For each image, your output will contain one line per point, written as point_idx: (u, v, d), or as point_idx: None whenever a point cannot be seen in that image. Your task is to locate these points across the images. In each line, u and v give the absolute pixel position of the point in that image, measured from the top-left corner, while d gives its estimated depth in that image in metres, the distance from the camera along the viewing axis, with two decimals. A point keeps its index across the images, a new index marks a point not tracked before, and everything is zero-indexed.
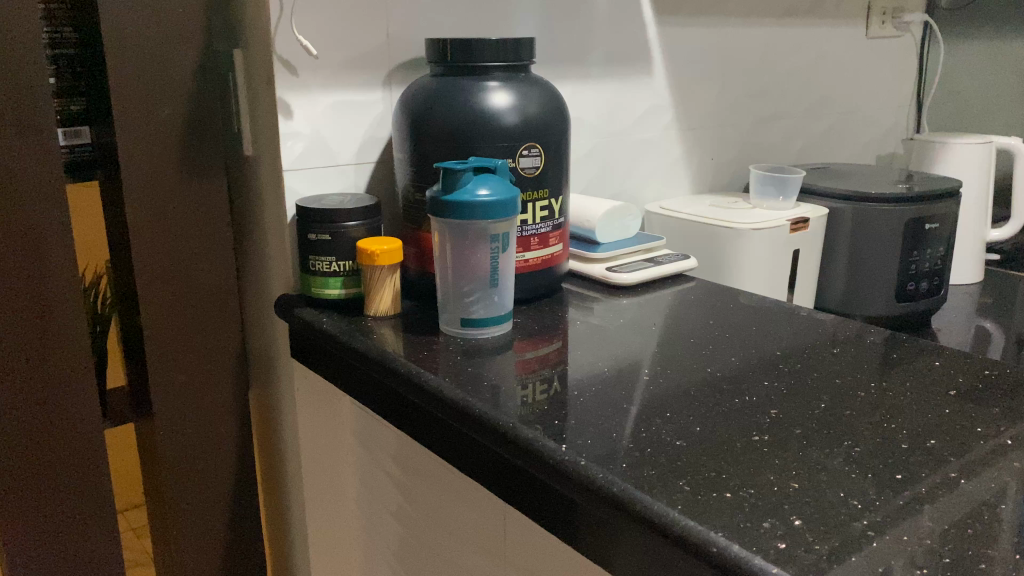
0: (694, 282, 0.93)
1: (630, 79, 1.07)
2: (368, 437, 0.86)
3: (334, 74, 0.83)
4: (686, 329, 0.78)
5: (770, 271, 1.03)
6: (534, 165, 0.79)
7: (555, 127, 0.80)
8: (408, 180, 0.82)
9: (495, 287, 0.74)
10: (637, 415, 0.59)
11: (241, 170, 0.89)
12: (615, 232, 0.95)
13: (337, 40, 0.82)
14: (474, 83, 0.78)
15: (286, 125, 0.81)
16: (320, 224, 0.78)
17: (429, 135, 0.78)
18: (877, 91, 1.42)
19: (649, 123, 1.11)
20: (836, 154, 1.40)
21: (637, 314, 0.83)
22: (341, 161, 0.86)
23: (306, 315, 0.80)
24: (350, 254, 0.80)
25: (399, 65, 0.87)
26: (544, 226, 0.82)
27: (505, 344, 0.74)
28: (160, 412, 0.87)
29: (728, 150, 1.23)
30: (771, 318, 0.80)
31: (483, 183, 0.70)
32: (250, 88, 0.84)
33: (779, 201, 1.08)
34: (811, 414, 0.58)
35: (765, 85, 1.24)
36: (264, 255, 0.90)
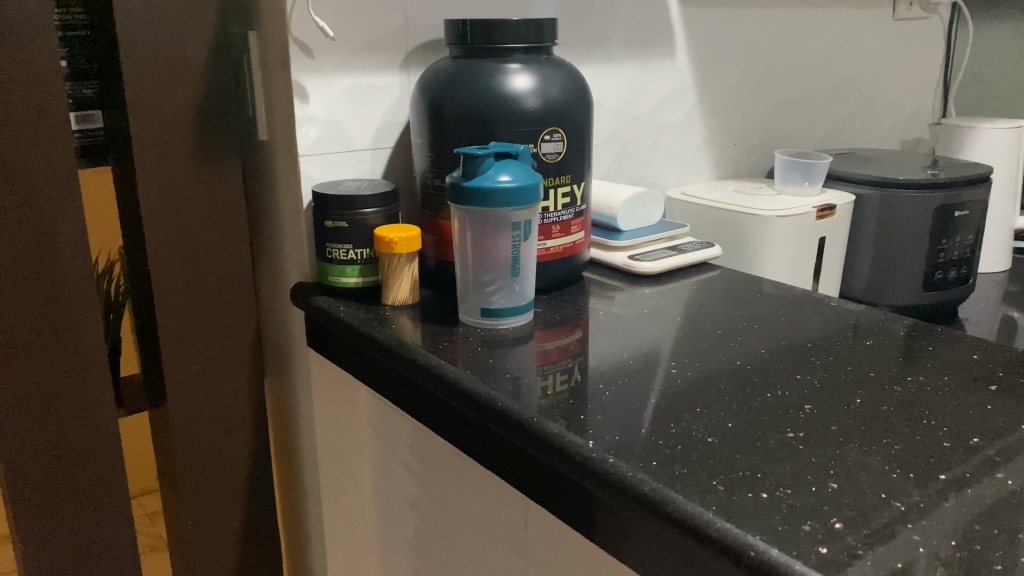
0: (718, 270, 0.90)
1: (652, 63, 1.04)
2: (386, 427, 0.84)
3: (352, 56, 0.81)
4: (711, 319, 0.76)
5: (794, 259, 1.01)
6: (556, 150, 0.77)
7: (577, 110, 0.78)
8: (426, 166, 0.80)
9: (517, 276, 0.72)
10: (667, 409, 0.57)
11: (256, 156, 0.87)
12: (637, 219, 0.93)
13: (354, 20, 0.80)
14: (494, 65, 0.76)
15: (301, 109, 0.79)
16: (337, 211, 0.77)
17: (448, 120, 0.76)
18: (904, 74, 1.38)
19: (670, 107, 1.09)
20: (860, 139, 1.36)
21: (660, 303, 0.81)
22: (357, 146, 0.84)
23: (323, 304, 0.78)
24: (367, 242, 0.78)
25: (417, 47, 0.85)
26: (566, 214, 0.80)
27: (525, 334, 0.72)
28: (173, 401, 0.85)
29: (751, 134, 1.20)
30: (798, 307, 0.78)
31: (504, 169, 0.68)
32: (265, 71, 0.82)
33: (805, 188, 1.05)
34: (846, 410, 0.56)
35: (789, 68, 1.21)
36: (279, 241, 0.88)
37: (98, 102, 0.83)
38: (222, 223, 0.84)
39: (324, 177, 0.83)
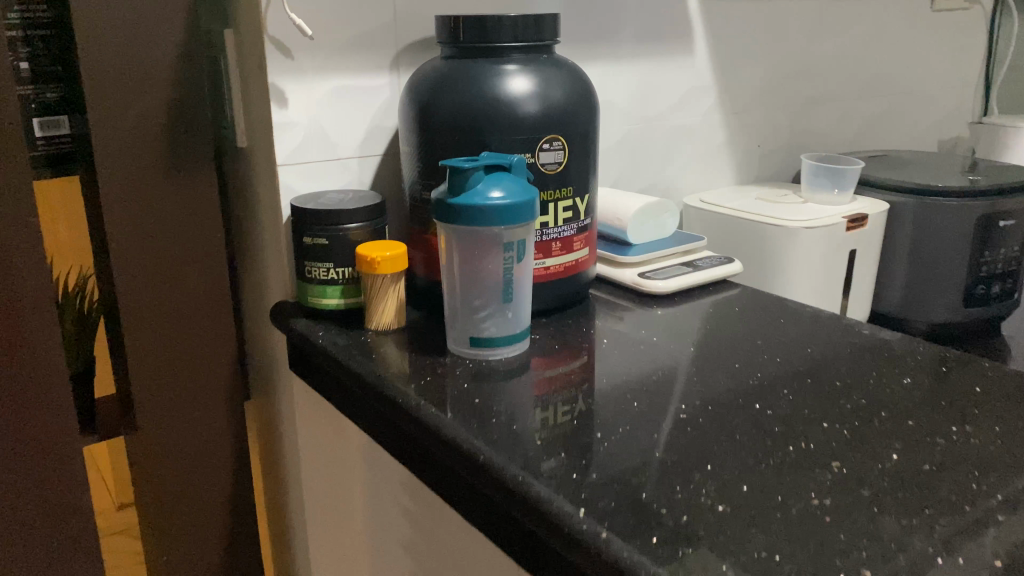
0: (738, 288, 0.82)
1: (668, 60, 0.97)
2: (377, 475, 0.75)
3: (335, 56, 0.74)
4: (727, 347, 0.68)
5: (822, 273, 0.93)
6: (556, 160, 0.70)
7: (581, 115, 0.71)
8: (415, 176, 0.73)
9: (510, 302, 0.65)
10: (672, 465, 0.49)
11: (236, 165, 0.81)
12: (650, 231, 0.85)
13: (337, 17, 0.73)
14: (488, 66, 0.68)
15: (279, 114, 0.72)
16: (316, 227, 0.70)
17: (437, 126, 0.69)
18: (943, 69, 1.29)
19: (688, 108, 1.01)
20: (894, 139, 1.27)
21: (672, 327, 0.73)
22: (341, 153, 0.77)
23: (301, 328, 0.72)
24: (350, 261, 0.71)
25: (407, 46, 0.78)
26: (567, 229, 0.72)
27: (519, 366, 0.65)
28: (144, 428, 0.80)
29: (776, 136, 1.12)
30: (827, 332, 0.70)
31: (495, 184, 0.61)
32: (242, 72, 0.75)
33: (835, 195, 0.97)
34: (881, 471, 0.48)
35: (818, 64, 1.12)
36: (260, 257, 0.81)
37: (64, 107, 0.76)
38: (197, 239, 0.78)
39: (305, 188, 0.76)
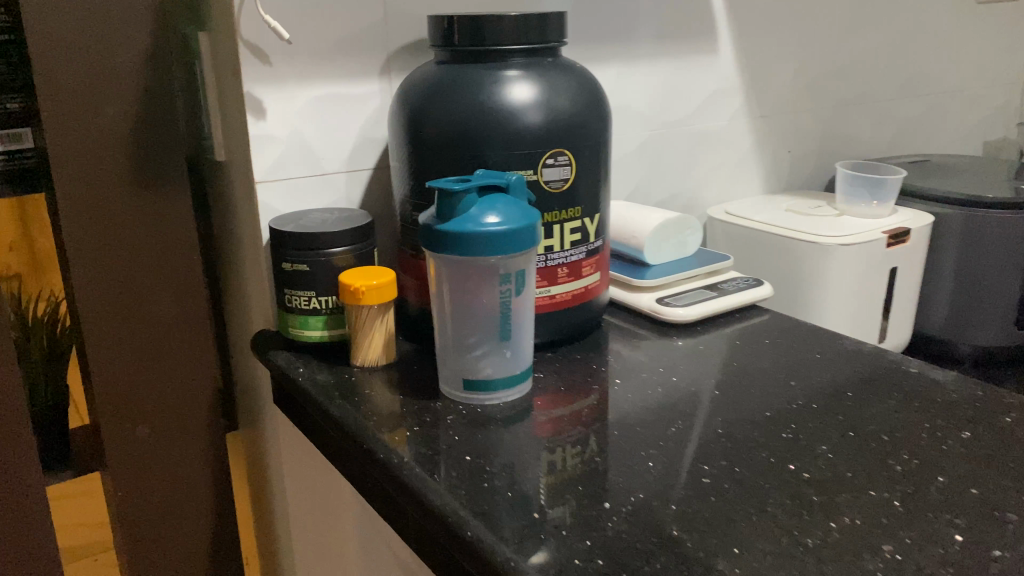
0: (767, 315, 0.74)
1: (689, 60, 0.88)
2: (368, 537, 0.68)
3: (318, 61, 0.67)
4: (755, 385, 0.60)
5: (860, 294, 0.84)
6: (562, 177, 0.62)
7: (590, 127, 0.63)
8: (406, 194, 0.65)
9: (508, 340, 0.57)
10: (692, 547, 0.42)
11: (213, 181, 0.75)
12: (669, 250, 0.77)
13: (319, 17, 0.66)
14: (485, 72, 0.61)
15: (256, 126, 0.65)
16: (296, 252, 0.63)
17: (428, 139, 0.62)
18: (988, 66, 1.19)
19: (711, 111, 0.93)
20: (935, 141, 1.18)
21: (693, 360, 0.65)
22: (326, 169, 0.70)
23: (281, 363, 0.65)
24: (333, 289, 0.64)
25: (399, 49, 0.71)
26: (575, 253, 0.64)
27: (518, 412, 0.57)
28: (114, 466, 0.75)
29: (809, 140, 1.03)
30: (870, 369, 0.61)
31: (490, 208, 0.54)
32: (216, 79, 0.68)
33: (874, 207, 0.88)
34: (941, 557, 0.40)
35: (853, 62, 1.03)
36: (240, 281, 0.75)
37: (26, 117, 0.70)
38: (170, 264, 0.73)
39: (286, 206, 0.69)
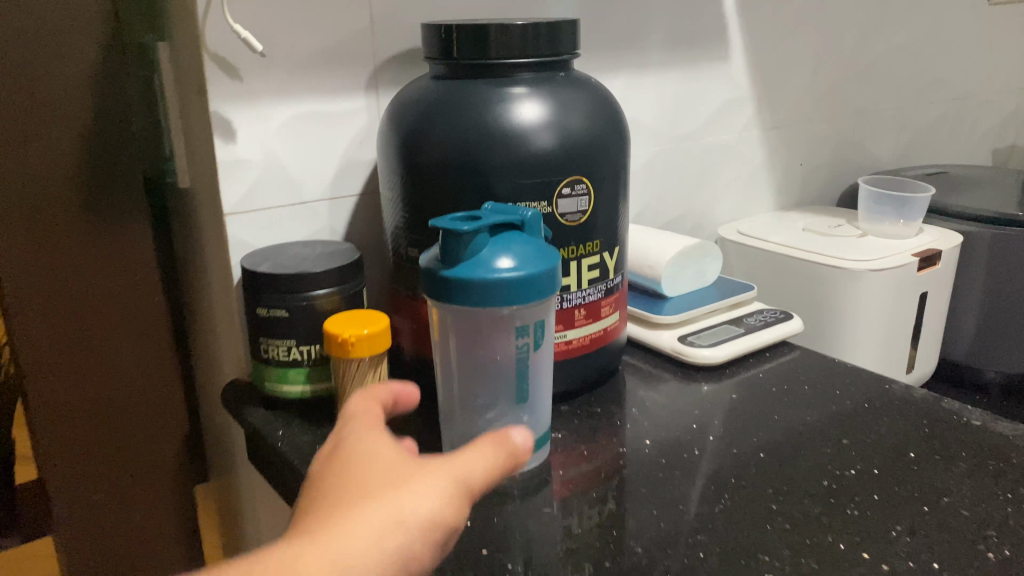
0: (798, 352, 0.67)
1: (700, 68, 0.81)
2: None
3: (296, 75, 0.59)
4: (802, 442, 0.53)
5: (890, 322, 0.78)
6: (579, 208, 0.54)
7: (608, 150, 0.55)
8: (400, 227, 0.57)
9: (524, 403, 0.49)
10: None
11: (178, 208, 0.66)
12: (687, 280, 0.70)
13: (297, 24, 0.58)
14: (489, 88, 0.53)
15: (225, 151, 0.57)
16: (272, 296, 0.55)
17: (424, 166, 0.54)
18: (999, 71, 1.14)
19: (722, 123, 0.86)
20: (947, 150, 1.12)
21: (725, 410, 0.58)
22: (306, 196, 0.62)
23: (257, 423, 0.57)
24: (316, 337, 0.56)
25: (387, 60, 0.63)
26: (593, 292, 0.57)
27: (535, 483, 0.50)
28: (64, 526, 0.67)
29: (821, 152, 0.97)
30: (927, 422, 0.55)
31: (503, 249, 0.46)
32: (178, 94, 0.59)
33: (900, 226, 0.81)
34: None
35: (866, 69, 0.97)
36: (209, 322, 0.66)
37: None
38: (121, 307, 0.64)
39: (261, 239, 0.60)
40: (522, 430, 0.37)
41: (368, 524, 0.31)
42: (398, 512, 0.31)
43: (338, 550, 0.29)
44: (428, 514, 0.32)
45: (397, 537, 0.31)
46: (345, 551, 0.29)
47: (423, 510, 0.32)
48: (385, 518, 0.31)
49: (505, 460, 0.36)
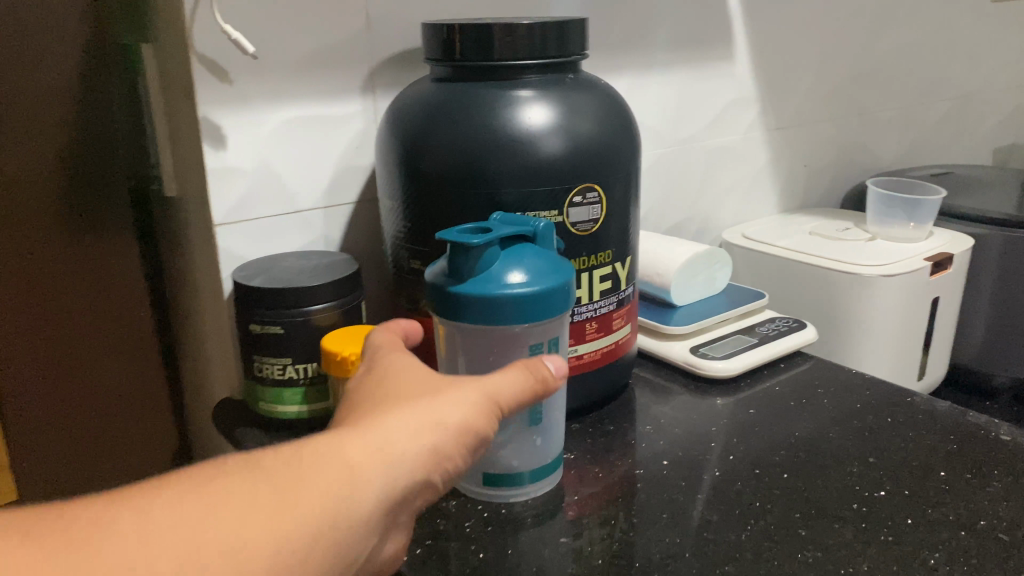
0: (812, 363, 0.65)
1: (704, 68, 0.79)
2: None
3: (289, 78, 0.56)
4: (826, 460, 0.50)
5: (901, 329, 0.76)
6: (590, 217, 0.52)
7: (620, 156, 0.53)
8: (401, 237, 0.54)
9: (538, 424, 0.46)
10: None
11: (165, 218, 0.63)
12: (697, 287, 0.68)
13: (290, 25, 0.55)
14: (494, 91, 0.50)
15: (215, 158, 0.54)
16: (266, 313, 0.52)
17: (427, 173, 0.51)
18: (1001, 69, 1.12)
19: (726, 124, 0.83)
20: (950, 150, 1.10)
21: (743, 426, 0.56)
22: (300, 205, 0.59)
23: (252, 445, 0.54)
24: (313, 355, 0.53)
25: (385, 62, 0.60)
26: (605, 304, 0.54)
27: (548, 509, 0.47)
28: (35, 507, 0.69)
29: (825, 153, 0.95)
30: (955, 438, 0.52)
31: (515, 262, 0.43)
32: (165, 98, 0.56)
33: (910, 229, 0.79)
34: None
35: (870, 68, 0.95)
36: (199, 338, 0.63)
37: None
38: (107, 310, 0.63)
39: (254, 251, 0.57)
40: (554, 358, 0.41)
41: (408, 422, 0.34)
42: (434, 412, 0.35)
43: (383, 439, 0.33)
44: (462, 419, 0.35)
45: (434, 433, 0.34)
46: (389, 441, 0.33)
47: (458, 413, 0.35)
48: (424, 417, 0.34)
49: (532, 386, 0.39)
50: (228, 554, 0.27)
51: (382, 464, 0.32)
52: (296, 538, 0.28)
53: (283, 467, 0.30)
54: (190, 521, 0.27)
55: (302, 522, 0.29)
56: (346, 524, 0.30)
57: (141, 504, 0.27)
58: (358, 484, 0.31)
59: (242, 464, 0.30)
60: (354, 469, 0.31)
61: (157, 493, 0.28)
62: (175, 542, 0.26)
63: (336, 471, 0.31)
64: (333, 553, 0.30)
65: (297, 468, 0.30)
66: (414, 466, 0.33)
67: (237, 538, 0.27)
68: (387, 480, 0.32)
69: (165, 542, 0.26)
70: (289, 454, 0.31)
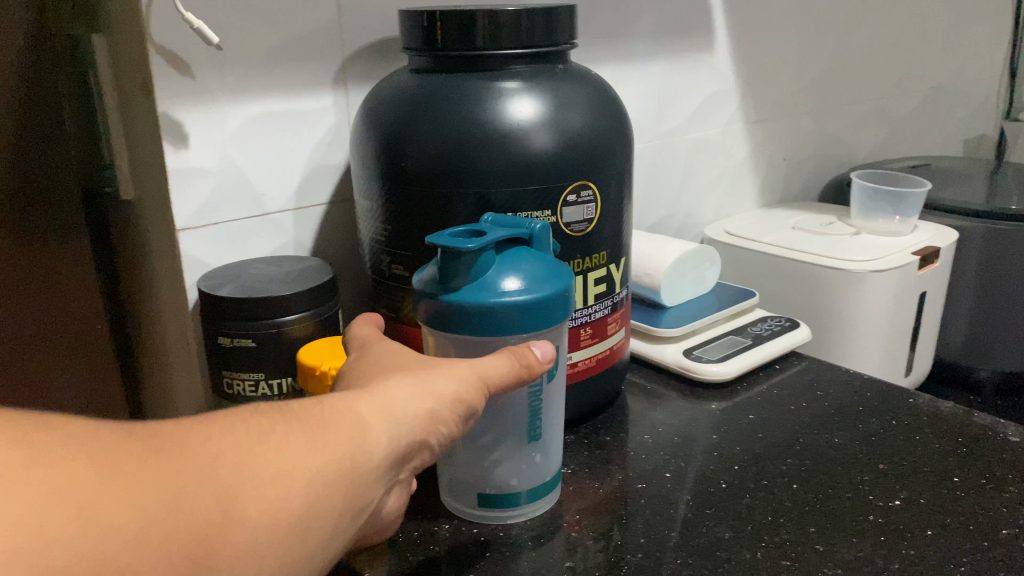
0: (807, 364, 0.63)
1: (685, 59, 0.76)
2: None
3: (255, 71, 0.52)
4: (834, 467, 0.48)
5: (890, 325, 0.74)
6: (584, 217, 0.49)
7: (614, 151, 0.50)
8: (380, 240, 0.51)
9: (537, 440, 0.43)
10: None
11: (116, 223, 0.58)
12: (687, 287, 0.66)
13: (255, 13, 0.51)
14: (479, 84, 0.47)
15: (176, 159, 0.49)
16: (237, 325, 0.48)
17: (407, 172, 0.47)
18: (972, 61, 1.12)
19: (707, 118, 0.81)
20: (923, 143, 1.10)
21: (745, 432, 0.53)
22: (269, 207, 0.55)
23: None
24: (288, 369, 0.49)
25: (357, 53, 0.56)
26: (600, 308, 0.51)
27: (548, 529, 0.44)
28: None
29: (804, 145, 0.93)
30: (963, 440, 0.50)
31: (510, 267, 0.39)
32: (119, 92, 0.52)
33: (896, 223, 0.78)
34: None
35: (847, 59, 0.94)
36: (159, 353, 0.59)
37: None
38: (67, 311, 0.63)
39: (221, 257, 0.53)
40: (543, 343, 0.38)
41: (409, 384, 0.34)
42: (432, 379, 0.34)
43: (389, 397, 0.33)
44: (455, 391, 0.35)
45: (435, 396, 0.34)
46: (393, 400, 0.33)
47: (456, 380, 0.35)
48: (419, 385, 0.34)
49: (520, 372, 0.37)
50: (259, 489, 0.27)
51: (386, 421, 0.32)
52: (316, 479, 0.28)
53: (302, 412, 0.30)
54: (226, 450, 0.27)
55: (323, 465, 0.29)
56: (359, 472, 0.30)
57: (175, 433, 0.27)
58: (370, 435, 0.31)
59: (262, 408, 0.30)
60: (366, 421, 0.31)
61: (189, 425, 0.28)
62: (220, 462, 0.27)
63: (349, 422, 0.31)
64: (348, 499, 0.30)
65: (313, 415, 0.30)
66: (413, 427, 0.33)
67: (266, 473, 0.27)
68: (393, 435, 0.32)
69: (203, 470, 0.26)
70: (304, 404, 0.31)
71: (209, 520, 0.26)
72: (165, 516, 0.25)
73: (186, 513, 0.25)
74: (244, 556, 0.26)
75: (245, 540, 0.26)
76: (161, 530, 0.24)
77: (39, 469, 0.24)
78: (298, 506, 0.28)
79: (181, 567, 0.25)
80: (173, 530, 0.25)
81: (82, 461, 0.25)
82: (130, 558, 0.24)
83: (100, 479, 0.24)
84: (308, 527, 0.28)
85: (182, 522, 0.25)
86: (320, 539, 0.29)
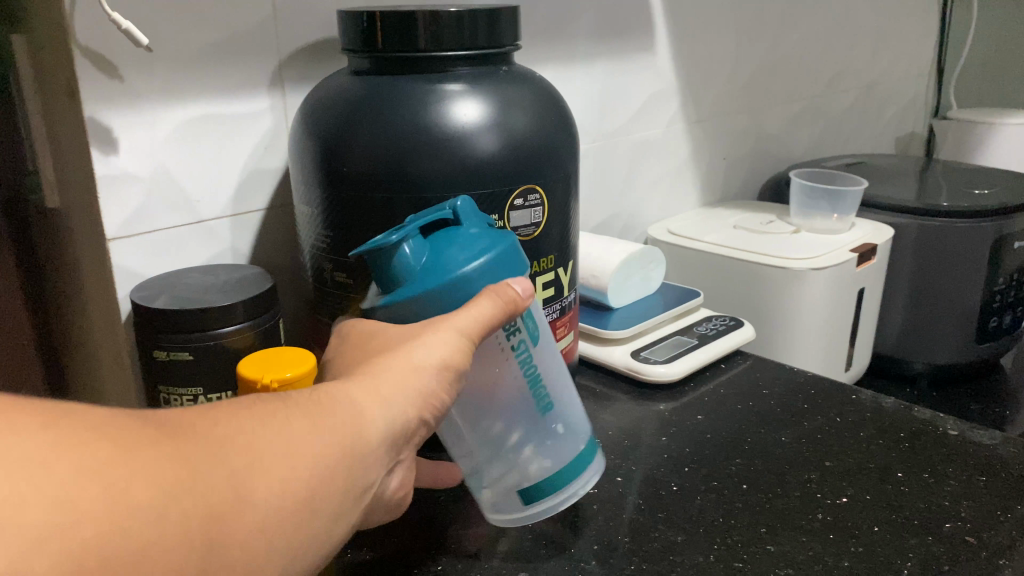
0: (752, 363, 0.63)
1: (626, 59, 0.76)
2: None
3: (184, 72, 0.49)
4: (783, 466, 0.49)
5: (831, 322, 0.76)
6: (531, 221, 0.48)
7: (561, 154, 0.49)
8: (322, 247, 0.49)
9: (550, 409, 0.40)
10: None
11: (43, 231, 0.56)
12: (632, 288, 0.66)
13: (183, 12, 0.48)
14: (421, 85, 0.46)
15: (106, 165, 0.47)
16: (173, 338, 0.46)
17: (350, 176, 0.46)
18: (900, 60, 1.14)
19: (649, 118, 0.81)
20: (855, 141, 1.12)
21: (694, 433, 0.53)
22: (205, 215, 0.53)
23: None
24: (228, 382, 0.48)
25: (294, 55, 0.54)
26: (549, 313, 0.51)
27: (503, 540, 0.43)
28: None
29: (743, 144, 0.94)
30: (906, 436, 0.51)
31: (449, 245, 0.37)
32: (42, 95, 0.49)
33: (834, 220, 0.79)
34: None
35: (783, 58, 0.95)
36: (91, 368, 0.56)
37: None
38: None
39: (155, 267, 0.51)
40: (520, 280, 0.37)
41: (395, 364, 0.34)
42: (415, 355, 0.34)
43: (378, 380, 0.33)
44: (438, 365, 0.34)
45: (423, 373, 0.34)
46: (380, 383, 0.33)
47: (443, 348, 0.34)
48: (406, 365, 0.34)
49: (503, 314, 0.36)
50: (267, 472, 0.28)
51: (380, 404, 0.32)
52: (318, 467, 0.29)
53: (302, 399, 0.31)
54: (234, 436, 0.28)
55: (328, 449, 0.30)
56: (359, 454, 0.31)
57: (185, 419, 0.28)
58: (368, 421, 0.32)
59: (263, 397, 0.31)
60: (363, 407, 0.32)
61: (197, 414, 0.28)
62: (229, 450, 0.27)
63: (344, 409, 0.31)
64: (352, 482, 0.30)
65: (311, 401, 0.31)
66: (408, 407, 0.33)
67: (273, 457, 0.28)
68: (385, 418, 0.32)
69: (215, 454, 0.27)
70: (301, 393, 0.31)
71: (223, 502, 0.26)
72: (183, 500, 0.25)
73: (197, 498, 0.26)
74: (256, 537, 0.27)
75: (254, 521, 0.27)
76: (182, 511, 0.25)
77: (70, 449, 0.24)
78: (304, 488, 0.28)
79: (196, 548, 0.25)
80: (195, 511, 0.25)
81: (107, 442, 0.25)
82: (156, 539, 0.24)
83: (125, 460, 0.25)
84: (314, 511, 0.29)
85: (198, 504, 0.25)
86: (325, 522, 0.29)
